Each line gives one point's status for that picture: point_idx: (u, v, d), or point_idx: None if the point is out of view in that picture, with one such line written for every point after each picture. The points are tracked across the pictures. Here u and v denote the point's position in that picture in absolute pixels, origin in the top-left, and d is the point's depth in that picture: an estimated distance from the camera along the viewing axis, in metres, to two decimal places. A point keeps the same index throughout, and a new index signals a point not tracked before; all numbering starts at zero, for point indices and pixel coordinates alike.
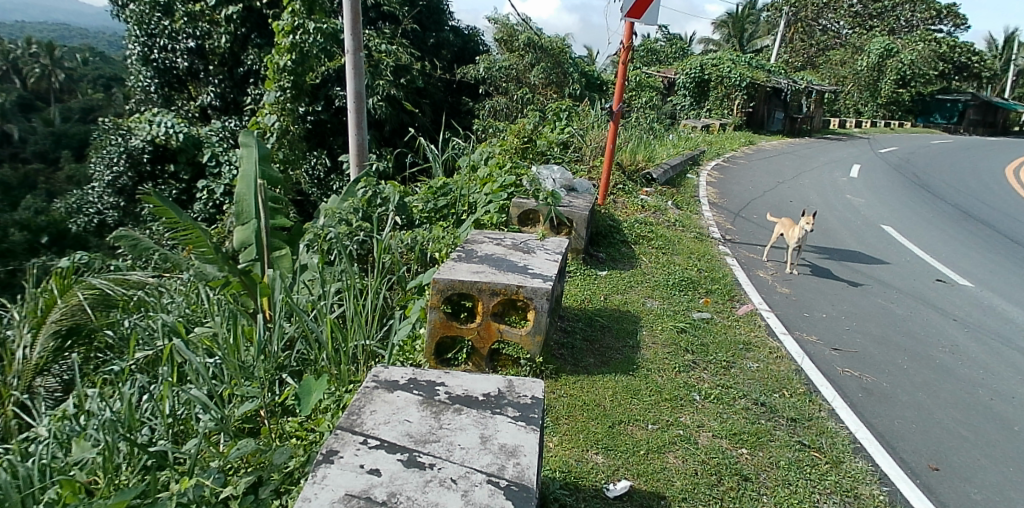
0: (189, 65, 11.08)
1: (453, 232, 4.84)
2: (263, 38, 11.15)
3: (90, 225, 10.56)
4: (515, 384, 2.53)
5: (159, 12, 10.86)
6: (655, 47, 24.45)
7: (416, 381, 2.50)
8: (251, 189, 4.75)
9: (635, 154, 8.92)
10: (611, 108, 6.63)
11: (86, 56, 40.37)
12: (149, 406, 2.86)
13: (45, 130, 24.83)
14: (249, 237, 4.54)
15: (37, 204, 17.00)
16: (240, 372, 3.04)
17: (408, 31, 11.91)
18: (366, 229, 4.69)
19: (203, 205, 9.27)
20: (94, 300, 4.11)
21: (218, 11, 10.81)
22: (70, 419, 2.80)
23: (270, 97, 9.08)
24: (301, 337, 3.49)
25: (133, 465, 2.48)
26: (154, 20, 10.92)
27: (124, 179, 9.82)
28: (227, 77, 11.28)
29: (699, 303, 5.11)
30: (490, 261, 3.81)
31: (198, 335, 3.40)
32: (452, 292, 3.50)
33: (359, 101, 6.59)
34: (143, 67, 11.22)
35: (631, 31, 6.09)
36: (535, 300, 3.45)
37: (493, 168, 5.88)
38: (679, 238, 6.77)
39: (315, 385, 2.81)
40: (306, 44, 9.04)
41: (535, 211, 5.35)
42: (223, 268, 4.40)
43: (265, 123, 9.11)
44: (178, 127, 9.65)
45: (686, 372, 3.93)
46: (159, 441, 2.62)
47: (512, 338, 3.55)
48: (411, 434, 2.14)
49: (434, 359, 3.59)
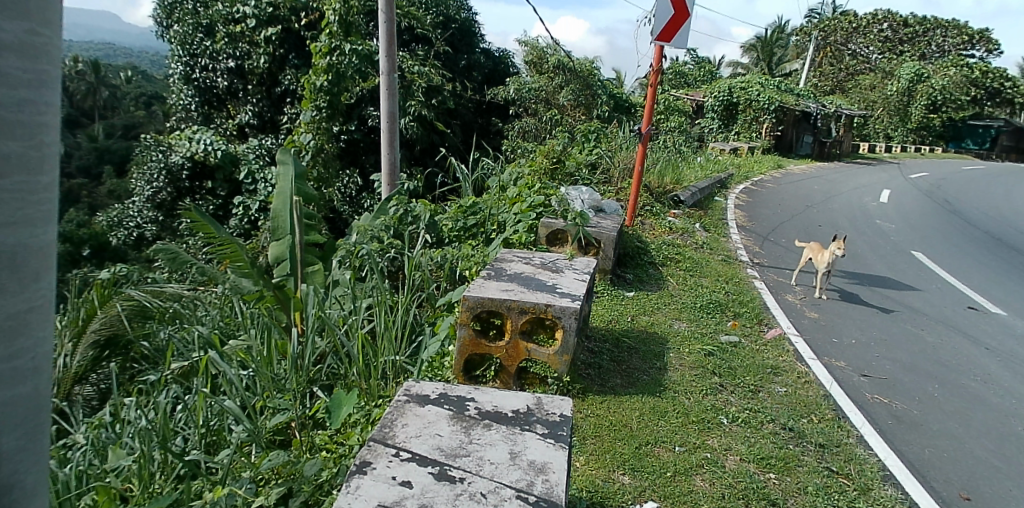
0: (228, 85, 11.43)
1: (483, 251, 4.87)
2: (300, 59, 11.33)
3: (128, 239, 10.57)
4: (545, 401, 2.54)
5: (201, 33, 11.33)
6: (684, 70, 24.37)
7: (446, 396, 2.52)
8: (286, 206, 4.84)
9: (663, 177, 8.94)
10: (641, 130, 6.54)
11: (132, 74, 41.96)
12: (183, 417, 2.92)
13: (90, 145, 25.32)
14: (284, 252, 4.64)
15: (77, 215, 17.48)
16: (272, 384, 3.11)
17: (440, 53, 12.15)
18: (397, 246, 4.83)
19: (239, 220, 9.67)
20: (132, 312, 4.24)
21: (257, 32, 11.05)
22: (107, 427, 2.88)
23: (306, 116, 9.36)
24: (332, 351, 3.53)
25: (166, 475, 2.53)
26: (197, 41, 11.38)
27: (163, 195, 10.15)
28: (265, 97, 11.45)
29: (727, 326, 5.04)
30: (519, 280, 3.83)
31: (234, 348, 3.44)
32: (482, 310, 3.52)
33: (393, 120, 6.69)
34: (184, 85, 11.65)
35: (661, 54, 6.10)
36: (563, 319, 3.45)
37: (522, 188, 5.90)
38: (707, 260, 6.71)
39: (344, 399, 2.86)
40: (342, 65, 9.24)
41: (563, 231, 5.37)
42: (258, 283, 4.51)
43: (300, 141, 9.45)
44: (215, 144, 9.90)
45: (713, 395, 3.87)
46: (193, 451, 2.69)
47: (540, 357, 3.55)
48: (442, 448, 2.15)
49: (463, 375, 3.60)
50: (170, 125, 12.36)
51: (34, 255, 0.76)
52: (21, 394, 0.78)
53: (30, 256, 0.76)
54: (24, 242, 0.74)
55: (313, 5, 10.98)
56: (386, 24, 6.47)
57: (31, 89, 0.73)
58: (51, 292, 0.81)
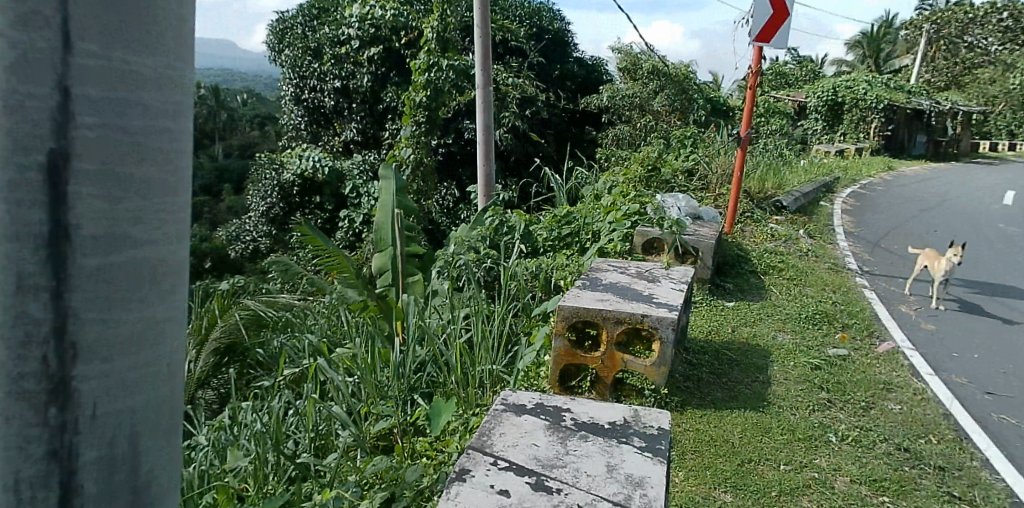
0: (335, 104, 12.04)
1: (577, 260, 4.88)
2: (401, 77, 11.80)
3: (245, 252, 11.62)
4: (642, 414, 2.49)
5: (310, 56, 12.15)
6: (785, 70, 23.19)
7: (543, 405, 2.53)
8: (389, 218, 5.00)
9: (764, 182, 8.56)
10: (740, 134, 6.27)
11: (248, 98, 45.48)
12: (295, 421, 3.12)
13: (211, 166, 27.62)
14: (386, 263, 4.81)
15: (202, 231, 19.06)
16: (376, 391, 3.30)
17: (535, 64, 12.29)
18: (493, 257, 4.93)
19: (345, 232, 10.24)
20: (249, 321, 4.67)
21: (361, 52, 11.63)
22: (228, 429, 3.12)
23: (406, 131, 9.59)
24: (432, 360, 3.65)
25: (279, 477, 2.70)
26: (306, 63, 12.23)
27: (277, 210, 10.94)
28: (368, 114, 11.97)
29: (835, 339, 4.71)
30: (615, 290, 3.79)
31: (340, 356, 3.65)
32: (577, 319, 3.51)
33: (488, 132, 6.84)
34: (295, 106, 12.51)
35: (759, 55, 5.86)
36: (661, 329, 3.37)
37: (617, 196, 5.86)
38: (812, 268, 6.34)
39: (444, 407, 2.91)
40: (440, 81, 9.50)
41: (660, 240, 5.12)
42: (362, 292, 4.74)
43: (401, 156, 9.64)
44: (323, 161, 10.59)
45: (821, 411, 3.64)
46: (303, 454, 2.89)
47: (637, 368, 3.48)
48: (538, 458, 2.16)
49: (558, 385, 3.59)
50: (283, 144, 13.25)
51: (176, 269, 0.78)
52: (153, 400, 0.76)
53: (162, 258, 0.75)
54: (157, 243, 0.73)
55: (412, 23, 11.30)
56: (483, 37, 6.57)
57: (163, 83, 0.72)
58: (180, 297, 0.79)
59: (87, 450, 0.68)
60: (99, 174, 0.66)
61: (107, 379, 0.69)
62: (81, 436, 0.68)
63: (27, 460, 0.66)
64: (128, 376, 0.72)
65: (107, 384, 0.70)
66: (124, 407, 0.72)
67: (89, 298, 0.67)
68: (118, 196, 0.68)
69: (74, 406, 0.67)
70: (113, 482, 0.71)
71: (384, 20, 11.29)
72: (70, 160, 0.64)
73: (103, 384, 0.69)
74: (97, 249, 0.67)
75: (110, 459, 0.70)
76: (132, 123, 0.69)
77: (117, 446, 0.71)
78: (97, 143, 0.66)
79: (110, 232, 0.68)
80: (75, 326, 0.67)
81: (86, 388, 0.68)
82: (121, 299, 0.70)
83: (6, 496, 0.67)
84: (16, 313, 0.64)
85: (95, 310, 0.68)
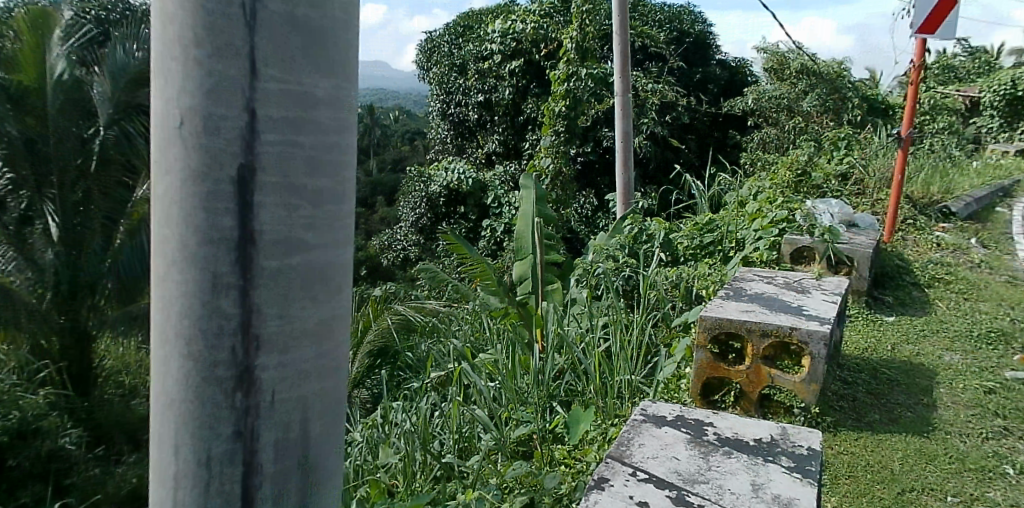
0: (478, 117, 12.59)
1: (720, 269, 4.72)
2: (540, 87, 12.00)
3: (397, 260, 12.53)
4: (791, 432, 2.36)
5: (456, 72, 12.90)
6: (952, 63, 19.37)
7: (684, 419, 2.47)
8: (528, 226, 5.18)
9: (930, 185, 7.65)
10: (900, 134, 5.66)
11: (397, 115, 49.01)
12: (440, 422, 3.30)
13: (368, 180, 30.02)
14: (527, 271, 4.99)
15: (361, 239, 20.77)
16: (517, 397, 3.41)
17: (674, 69, 12.11)
18: (632, 266, 4.88)
19: (487, 241, 10.63)
20: (400, 325, 5.35)
21: (503, 66, 12.09)
22: (378, 427, 3.39)
23: (546, 141, 9.83)
24: (570, 368, 3.68)
25: (426, 475, 2.89)
26: (452, 80, 12.96)
27: (425, 220, 11.61)
28: (510, 126, 12.28)
29: (1014, 362, 4.07)
30: (761, 300, 3.59)
31: (483, 360, 3.82)
32: (719, 331, 3.35)
33: (628, 138, 6.81)
34: (442, 121, 13.24)
35: (924, 47, 5.28)
36: (812, 344, 3.14)
37: (763, 203, 5.57)
38: (985, 281, 5.57)
39: (582, 415, 2.96)
40: (579, 90, 9.63)
41: (811, 249, 4.78)
42: (503, 299, 4.92)
43: (541, 166, 9.96)
44: (468, 173, 11.05)
45: (996, 440, 3.19)
46: (449, 454, 3.04)
47: (785, 384, 3.29)
48: (679, 472, 2.11)
49: (700, 399, 3.44)
50: (432, 157, 14.05)
51: (342, 271, 0.77)
52: (324, 389, 0.76)
53: (331, 259, 0.74)
54: (327, 246, 0.73)
55: (552, 34, 11.66)
56: (620, 43, 6.66)
57: (333, 100, 0.71)
58: (348, 291, 0.79)
59: (266, 430, 0.70)
60: (280, 187, 0.67)
61: (285, 368, 0.70)
62: (261, 419, 0.69)
63: (217, 437, 0.68)
64: (302, 368, 0.72)
65: (285, 376, 0.70)
66: (299, 395, 0.72)
67: (269, 297, 0.68)
68: (296, 203, 0.68)
69: (257, 391, 0.69)
70: (285, 475, 0.72)
71: (525, 35, 11.78)
72: (255, 176, 0.65)
73: (280, 383, 0.70)
74: (275, 253, 0.67)
75: (285, 441, 0.71)
76: (308, 137, 0.68)
77: (292, 429, 0.72)
78: (278, 157, 0.66)
79: (287, 236, 0.68)
80: (259, 321, 0.68)
81: (265, 378, 0.69)
82: (296, 300, 0.70)
83: (199, 469, 0.69)
84: (209, 307, 0.67)
85: (275, 311, 0.68)
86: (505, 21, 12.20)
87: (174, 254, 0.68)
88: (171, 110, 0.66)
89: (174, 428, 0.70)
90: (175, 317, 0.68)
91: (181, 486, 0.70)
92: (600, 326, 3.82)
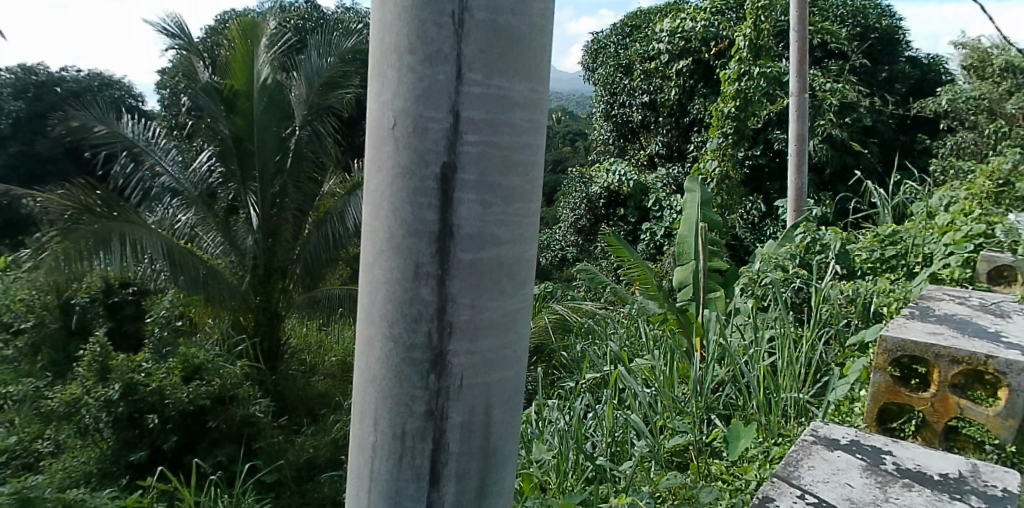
0: (643, 118, 11.17)
1: (904, 287, 4.14)
2: (710, 88, 10.33)
3: (553, 260, 11.77)
4: (983, 469, 2.11)
5: (621, 73, 11.55)
6: None
7: (860, 444, 2.27)
8: (692, 231, 4.93)
9: None
10: None
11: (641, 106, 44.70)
12: (593, 424, 3.41)
13: None
14: (688, 277, 4.75)
15: None
16: (673, 406, 3.32)
17: (858, 69, 10.50)
18: (803, 277, 4.53)
19: (646, 245, 9.94)
20: (557, 324, 6.70)
21: (671, 65, 10.54)
22: (536, 420, 3.69)
23: (711, 143, 8.76)
24: (732, 380, 3.48)
25: (577, 474, 2.98)
26: (618, 80, 11.61)
27: (583, 221, 10.92)
28: (674, 127, 10.71)
29: None
30: (952, 323, 2.91)
31: (640, 366, 3.87)
32: (902, 355, 2.64)
33: (800, 142, 6.60)
34: (604, 121, 11.91)
35: None
36: (1018, 375, 2.39)
37: (958, 214, 4.87)
38: None
39: (743, 431, 2.81)
40: (751, 90, 8.43)
41: (1013, 268, 3.92)
42: (663, 305, 4.87)
43: (706, 169, 8.77)
44: (629, 175, 10.27)
45: None
46: (600, 457, 3.12)
47: (979, 418, 2.53)
48: (853, 499, 1.90)
49: (874, 427, 2.76)
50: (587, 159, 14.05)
51: (528, 267, 0.76)
52: (507, 379, 0.76)
53: (519, 255, 0.74)
54: (516, 242, 0.73)
55: (724, 32, 9.91)
56: (796, 43, 6.52)
57: (530, 97, 0.71)
58: (533, 285, 0.78)
59: (455, 414, 0.71)
60: (479, 181, 0.67)
61: (473, 357, 0.71)
62: (451, 404, 0.71)
63: (412, 414, 0.71)
64: (489, 358, 0.72)
65: (473, 364, 0.71)
66: (485, 383, 0.73)
67: (464, 287, 0.69)
68: (493, 197, 0.69)
69: (447, 375, 0.70)
70: (470, 461, 0.73)
71: (694, 33, 10.11)
72: (456, 172, 0.66)
73: (468, 372, 0.71)
74: (471, 245, 0.68)
75: (470, 426, 0.72)
76: (504, 134, 0.68)
77: (477, 415, 0.73)
78: (478, 156, 0.67)
79: (482, 230, 0.68)
80: (452, 312, 0.69)
81: (456, 364, 0.70)
82: (486, 294, 0.70)
83: (393, 444, 0.72)
84: (410, 293, 0.69)
85: (467, 302, 0.69)
86: (675, 15, 10.51)
87: (383, 242, 0.71)
88: (385, 107, 0.70)
89: (373, 403, 0.74)
90: (381, 301, 0.72)
91: (377, 454, 0.74)
92: (765, 339, 3.58)
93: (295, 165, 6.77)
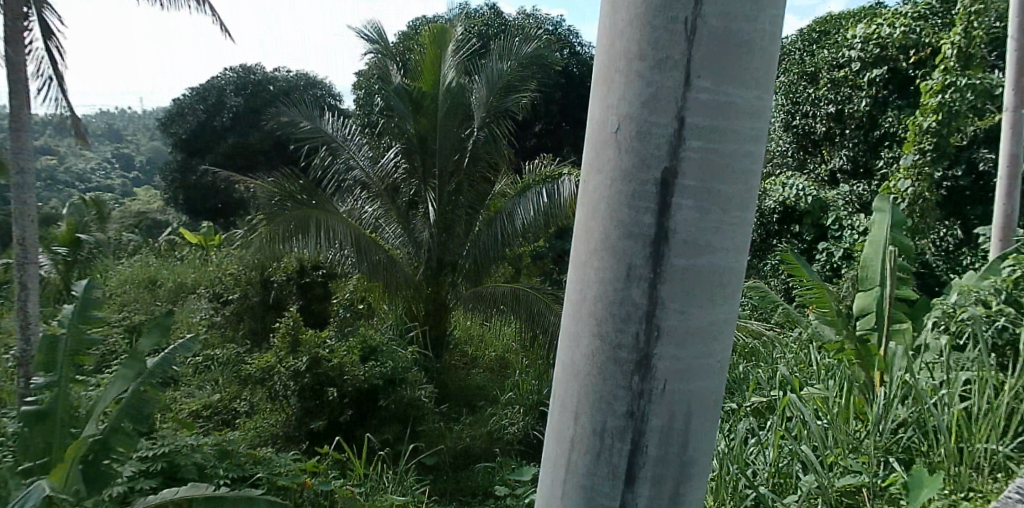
0: (826, 130, 9.95)
1: None
2: (906, 99, 9.25)
3: None
4: None
5: (806, 80, 10.20)
6: None
7: None
8: (878, 253, 4.75)
9: None
10: None
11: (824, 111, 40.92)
12: (755, 451, 3.37)
13: None
14: (870, 305, 4.54)
15: None
16: (846, 443, 3.22)
17: None
18: (1011, 314, 4.01)
19: (822, 265, 9.08)
20: None
21: (863, 74, 9.48)
22: None
23: (907, 159, 7.97)
24: (916, 423, 3.30)
25: (736, 499, 3.00)
26: (801, 89, 10.26)
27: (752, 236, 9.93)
28: (862, 141, 9.63)
29: None
30: None
31: (812, 394, 3.78)
32: None
33: (1015, 163, 5.61)
34: (782, 132, 10.60)
35: None
36: None
37: None
38: None
39: (929, 481, 2.71)
40: (956, 104, 7.54)
41: None
42: (841, 332, 4.49)
43: (897, 188, 8.07)
44: (808, 189, 9.30)
45: None
46: (761, 488, 3.07)
47: None
48: None
49: None
50: None
51: (733, 280, 0.79)
52: (705, 387, 0.79)
53: (729, 268, 0.77)
54: (726, 253, 0.76)
55: (927, 40, 8.80)
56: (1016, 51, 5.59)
57: (751, 112, 0.75)
58: (736, 298, 0.80)
59: (655, 414, 0.75)
60: (698, 189, 0.72)
61: (677, 360, 0.75)
62: (652, 403, 0.75)
63: (613, 411, 0.76)
64: (692, 363, 0.76)
65: (678, 367, 0.75)
66: (686, 386, 0.76)
67: (674, 294, 0.73)
68: (709, 205, 0.73)
69: (651, 375, 0.74)
70: (665, 463, 0.76)
71: (892, 39, 9.07)
72: (677, 177, 0.71)
73: (672, 373, 0.75)
74: (686, 253, 0.73)
75: (670, 429, 0.76)
76: (726, 143, 0.72)
77: (676, 417, 0.76)
78: (700, 161, 0.71)
79: (698, 237, 0.73)
80: (661, 314, 0.74)
81: (662, 366, 0.74)
82: (695, 298, 0.74)
83: (593, 437, 0.77)
84: (620, 296, 0.74)
85: (677, 307, 0.74)
86: (871, 20, 9.45)
87: (593, 245, 0.78)
88: (609, 112, 0.76)
89: (575, 397, 0.80)
90: (589, 301, 0.78)
91: (575, 448, 0.79)
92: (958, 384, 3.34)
93: (469, 165, 6.79)
